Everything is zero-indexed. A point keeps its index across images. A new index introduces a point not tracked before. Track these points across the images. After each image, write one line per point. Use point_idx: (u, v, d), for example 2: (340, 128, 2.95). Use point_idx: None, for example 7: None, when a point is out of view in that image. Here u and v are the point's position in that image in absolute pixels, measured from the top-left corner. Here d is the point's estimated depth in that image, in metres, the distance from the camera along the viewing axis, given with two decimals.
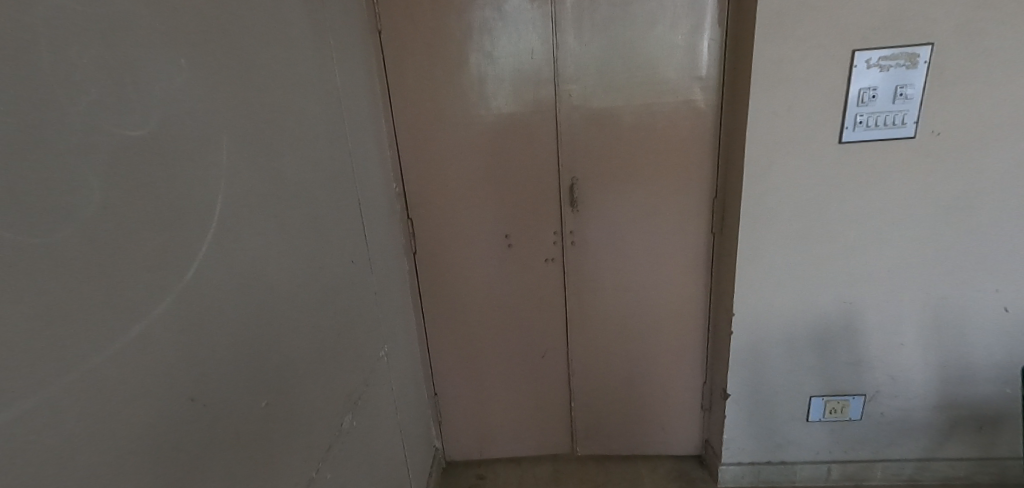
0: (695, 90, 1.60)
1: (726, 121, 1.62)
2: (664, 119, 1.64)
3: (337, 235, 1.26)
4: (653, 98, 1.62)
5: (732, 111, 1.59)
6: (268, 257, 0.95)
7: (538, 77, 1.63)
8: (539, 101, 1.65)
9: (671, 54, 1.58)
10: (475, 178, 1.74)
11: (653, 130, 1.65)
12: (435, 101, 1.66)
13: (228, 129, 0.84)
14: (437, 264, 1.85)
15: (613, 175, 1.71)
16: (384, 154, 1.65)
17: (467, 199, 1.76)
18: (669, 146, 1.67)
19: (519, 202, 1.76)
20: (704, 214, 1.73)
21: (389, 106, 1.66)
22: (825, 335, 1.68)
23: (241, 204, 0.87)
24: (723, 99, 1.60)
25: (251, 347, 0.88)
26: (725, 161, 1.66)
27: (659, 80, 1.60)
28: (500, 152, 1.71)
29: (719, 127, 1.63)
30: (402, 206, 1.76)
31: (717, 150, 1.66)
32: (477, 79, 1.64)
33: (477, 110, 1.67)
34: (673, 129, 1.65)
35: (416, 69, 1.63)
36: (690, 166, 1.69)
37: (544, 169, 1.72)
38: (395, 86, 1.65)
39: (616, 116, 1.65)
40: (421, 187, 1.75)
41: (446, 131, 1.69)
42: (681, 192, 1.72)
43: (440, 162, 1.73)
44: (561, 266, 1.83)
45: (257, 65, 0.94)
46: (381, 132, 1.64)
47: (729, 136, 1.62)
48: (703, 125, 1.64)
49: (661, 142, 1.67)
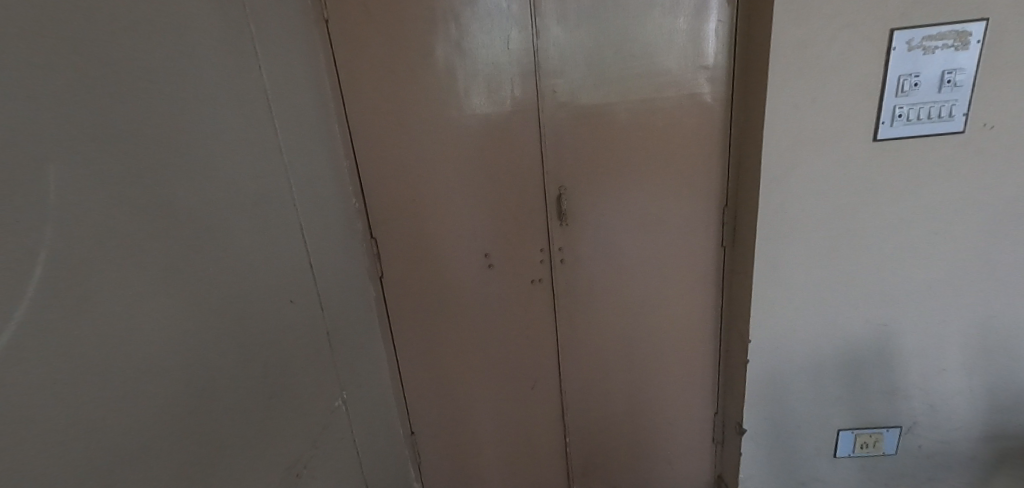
0: (701, 82, 1.37)
1: (739, 116, 1.38)
2: (664, 117, 1.41)
3: (267, 273, 1.02)
4: (651, 91, 1.39)
5: (745, 106, 1.35)
6: (137, 322, 0.72)
7: (516, 71, 1.39)
8: (519, 100, 1.42)
9: (672, 40, 1.34)
10: (447, 191, 1.50)
11: (652, 130, 1.42)
12: (396, 103, 1.42)
13: (50, 156, 0.62)
14: (408, 289, 1.61)
15: (607, 183, 1.48)
16: (337, 166, 1.42)
17: (439, 214, 1.53)
18: (672, 148, 1.44)
19: (499, 216, 1.52)
20: (714, 225, 1.50)
21: (343, 110, 1.42)
22: (855, 362, 1.46)
23: (69, 258, 0.63)
24: (734, 91, 1.37)
25: (93, 453, 0.65)
26: (737, 164, 1.43)
27: (659, 71, 1.37)
28: (476, 159, 1.47)
29: (730, 125, 1.40)
30: (363, 224, 1.52)
31: (727, 152, 1.43)
32: (443, 75, 1.39)
33: (446, 111, 1.43)
34: (676, 128, 1.41)
35: (373, 65, 1.39)
36: (696, 171, 1.46)
37: (525, 178, 1.48)
38: (349, 85, 1.40)
39: (609, 115, 1.41)
40: (385, 203, 1.51)
41: (411, 137, 1.45)
42: (686, 200, 1.49)
43: (406, 173, 1.48)
44: (550, 287, 1.60)
45: (111, 66, 0.70)
46: (332, 141, 1.40)
47: (743, 134, 1.38)
48: (711, 122, 1.40)
49: (662, 144, 1.43)
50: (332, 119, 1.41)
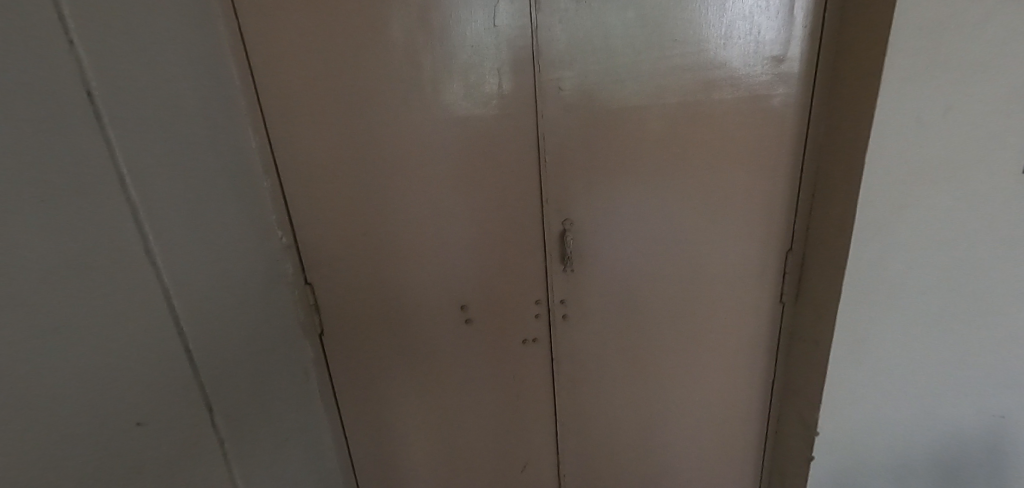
0: (767, 81, 0.97)
1: (818, 130, 0.99)
2: (713, 128, 1.01)
3: (102, 387, 0.61)
4: (696, 93, 0.99)
5: (832, 116, 0.95)
6: None
7: (504, 59, 0.98)
8: (509, 100, 1.01)
9: (730, 20, 0.94)
10: (409, 222, 1.09)
11: (695, 145, 1.03)
12: (337, 102, 1.00)
13: None
14: (358, 351, 1.20)
15: (627, 216, 1.09)
16: (248, 188, 1.00)
17: (399, 254, 1.12)
18: (719, 170, 1.04)
19: (482, 256, 1.12)
20: (769, 276, 1.12)
21: (261, 110, 1.01)
22: (958, 462, 1.08)
23: None
24: (813, 96, 0.97)
25: None
26: (811, 195, 1.03)
27: (708, 64, 0.96)
28: (449, 180, 1.06)
29: (805, 142, 1.00)
30: (295, 266, 1.12)
31: (799, 178, 1.03)
32: (404, 62, 0.98)
33: (407, 113, 1.01)
34: (728, 145, 1.02)
35: (300, 46, 0.97)
36: (751, 203, 1.06)
37: (516, 206, 1.08)
38: (267, 75, 0.98)
39: (635, 123, 1.01)
40: (325, 238, 1.10)
41: (358, 150, 1.04)
42: (735, 242, 1.10)
43: (351, 198, 1.07)
44: (548, 349, 1.20)
45: None
46: (241, 154, 0.99)
47: (824, 156, 0.99)
48: (778, 136, 1.01)
49: (705, 165, 1.04)
50: (240, 122, 0.99)
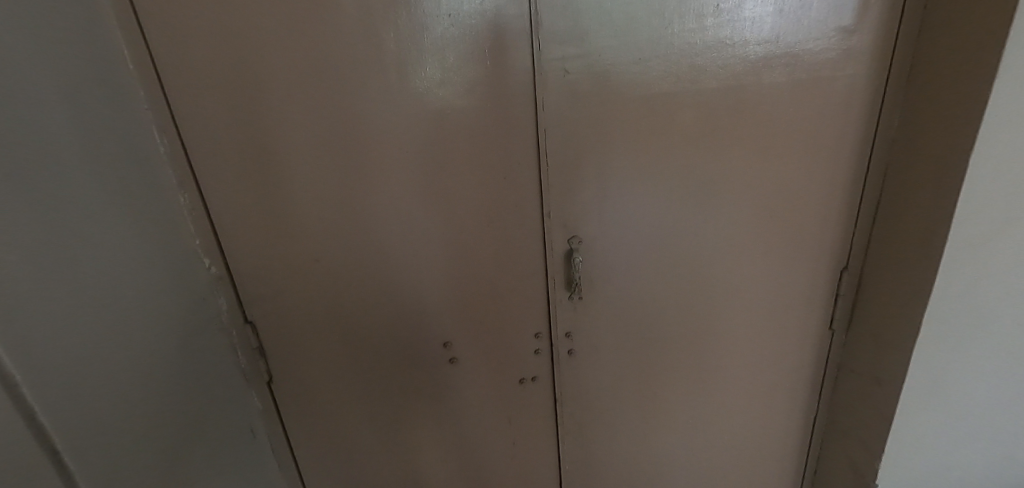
0: (830, 59, 0.76)
1: (891, 122, 0.79)
2: (759, 121, 0.80)
3: None
4: (739, 76, 0.77)
5: (913, 104, 0.75)
6: None
7: (491, 37, 0.75)
8: (500, 90, 0.78)
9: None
10: (376, 244, 0.86)
11: (733, 145, 0.82)
12: (273, 91, 0.75)
13: None
14: (317, 399, 0.98)
15: (648, 231, 0.88)
16: (152, 208, 0.75)
17: (366, 283, 0.89)
18: (762, 175, 0.84)
19: (468, 284, 0.90)
20: (818, 298, 0.92)
21: (166, 105, 0.75)
22: None
23: None
24: (887, 79, 0.76)
25: None
26: (876, 201, 0.84)
27: (754, 38, 0.75)
28: (424, 190, 0.84)
29: (874, 136, 0.80)
30: (230, 301, 0.88)
31: (862, 183, 0.83)
32: (361, 38, 0.74)
33: (368, 108, 0.78)
34: (774, 144, 0.82)
35: (212, 19, 0.71)
36: (799, 215, 0.86)
37: (510, 221, 0.86)
38: (168, 57, 0.72)
39: (659, 117, 0.80)
40: (268, 265, 0.86)
41: (306, 154, 0.80)
42: (777, 258, 0.90)
43: (299, 215, 0.84)
44: (549, 389, 1.00)
45: None
46: (140, 163, 0.73)
47: (898, 154, 0.79)
48: (836, 132, 0.80)
49: (744, 170, 0.84)
50: (137, 119, 0.73)
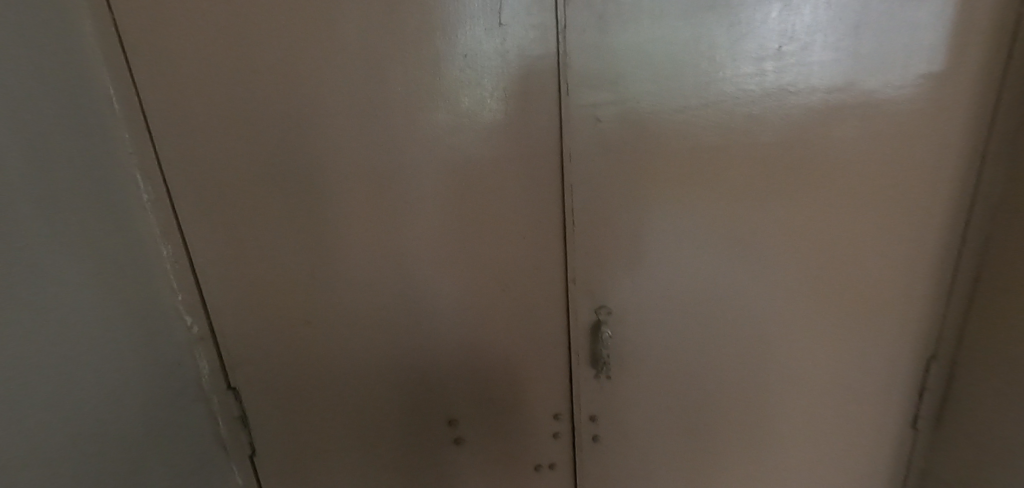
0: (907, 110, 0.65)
1: (994, 182, 0.68)
2: (823, 179, 0.69)
3: None
4: (800, 128, 0.66)
5: (1023, 169, 0.65)
6: None
7: (511, 85, 0.66)
8: (520, 141, 0.69)
9: (862, 17, 0.61)
10: (377, 305, 0.77)
11: (791, 209, 0.70)
12: (270, 137, 0.68)
13: None
14: (304, 475, 0.87)
15: (688, 305, 0.75)
16: (122, 263, 0.66)
17: (366, 347, 0.79)
18: (823, 243, 0.72)
19: (478, 356, 0.79)
20: (891, 382, 0.78)
21: (150, 151, 0.68)
22: None
23: None
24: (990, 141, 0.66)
25: None
26: (976, 273, 0.72)
27: (819, 85, 0.65)
28: (433, 249, 0.74)
29: (973, 197, 0.69)
30: (212, 364, 0.78)
31: (957, 251, 0.71)
32: (366, 79, 0.66)
33: (372, 159, 0.69)
34: (838, 208, 0.70)
35: (204, 60, 0.64)
36: (864, 289, 0.74)
37: (527, 287, 0.75)
38: (156, 99, 0.65)
39: (705, 174, 0.69)
40: (258, 326, 0.78)
41: (303, 207, 0.72)
42: (843, 337, 0.76)
43: (294, 271, 0.75)
44: (568, 479, 0.86)
45: None
46: (116, 214, 0.66)
47: (1003, 219, 0.68)
48: (910, 197, 0.69)
49: (803, 237, 0.71)
50: (117, 165, 0.66)
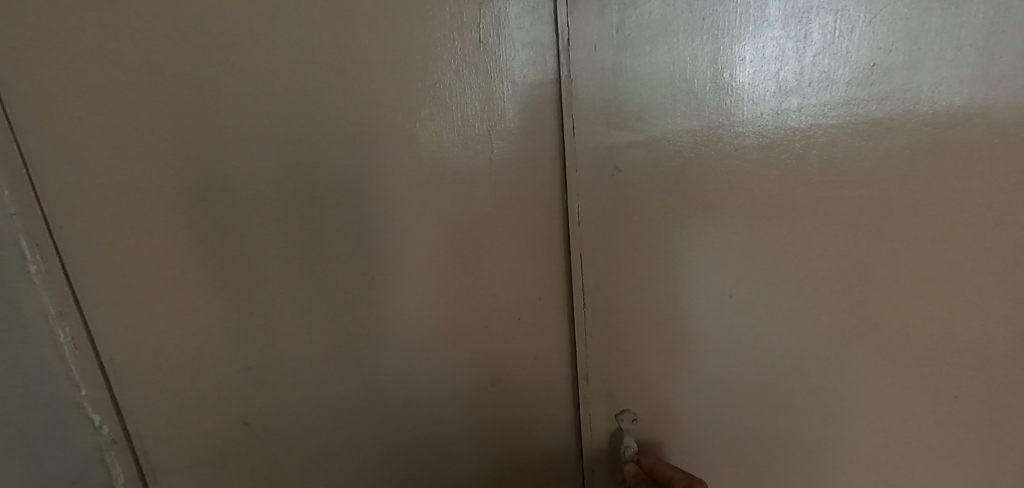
0: (1002, 145, 0.51)
1: None
2: (901, 238, 0.53)
3: None
4: (878, 167, 0.51)
5: None
6: None
7: (497, 126, 0.51)
8: (505, 198, 0.53)
9: (964, 26, 0.48)
10: (341, 398, 0.61)
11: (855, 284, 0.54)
12: (195, 195, 0.55)
13: None
14: None
15: (733, 408, 0.58)
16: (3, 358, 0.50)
17: (325, 451, 0.63)
18: (894, 327, 0.56)
19: (461, 463, 0.63)
20: None
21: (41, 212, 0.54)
22: None
23: None
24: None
25: None
26: None
27: (892, 123, 0.50)
28: (400, 331, 0.58)
29: None
30: (129, 474, 0.62)
31: None
32: (312, 116, 0.52)
33: (324, 223, 0.55)
34: (911, 283, 0.54)
35: (117, 103, 0.52)
36: (948, 384, 0.57)
37: (522, 377, 0.59)
38: (52, 151, 0.52)
39: (746, 242, 0.53)
40: (185, 428, 0.62)
41: (237, 279, 0.57)
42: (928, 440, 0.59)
43: (232, 358, 0.60)
44: None
45: None
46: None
47: None
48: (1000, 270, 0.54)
49: (870, 319, 0.55)
50: None
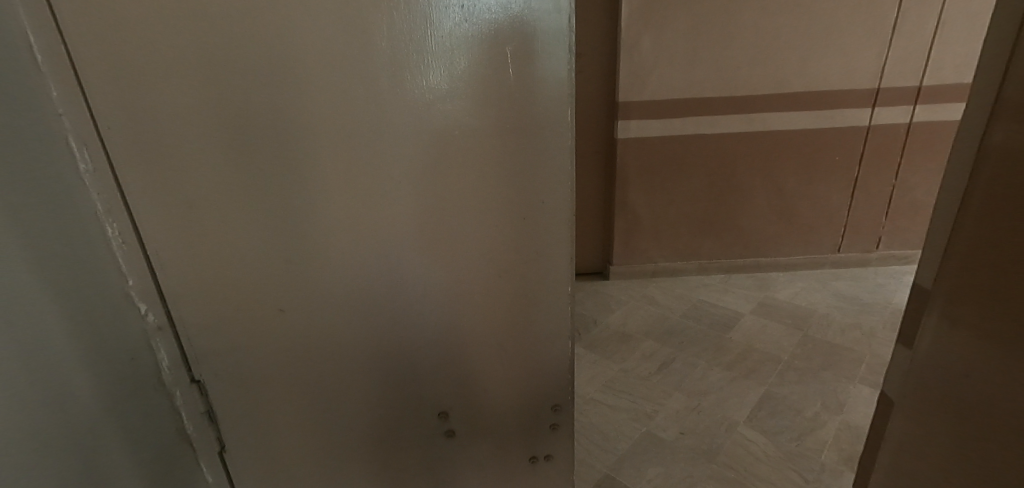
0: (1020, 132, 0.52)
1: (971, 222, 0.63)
2: None
3: None
4: None
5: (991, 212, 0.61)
6: None
7: (511, 47, 0.59)
8: (513, 112, 0.62)
9: None
10: (360, 290, 0.69)
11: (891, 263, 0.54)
12: (230, 102, 0.57)
13: None
14: (280, 468, 0.80)
15: None
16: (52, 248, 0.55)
17: (345, 342, 0.72)
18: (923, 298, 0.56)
19: (465, 344, 0.75)
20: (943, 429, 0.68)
21: (82, 112, 0.55)
22: None
23: None
24: (1016, 97, 0.58)
25: None
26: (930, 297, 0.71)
27: None
28: (418, 230, 0.67)
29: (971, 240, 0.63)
30: (173, 356, 0.69)
31: (945, 274, 0.68)
32: (350, 37, 0.56)
33: (355, 134, 0.61)
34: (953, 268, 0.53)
35: (154, 9, 0.52)
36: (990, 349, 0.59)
37: (517, 274, 0.72)
38: (88, 54, 0.53)
39: None
40: (224, 321, 0.69)
41: (271, 183, 0.62)
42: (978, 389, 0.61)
43: (260, 259, 0.66)
44: (561, 456, 0.87)
45: None
46: (41, 188, 0.54)
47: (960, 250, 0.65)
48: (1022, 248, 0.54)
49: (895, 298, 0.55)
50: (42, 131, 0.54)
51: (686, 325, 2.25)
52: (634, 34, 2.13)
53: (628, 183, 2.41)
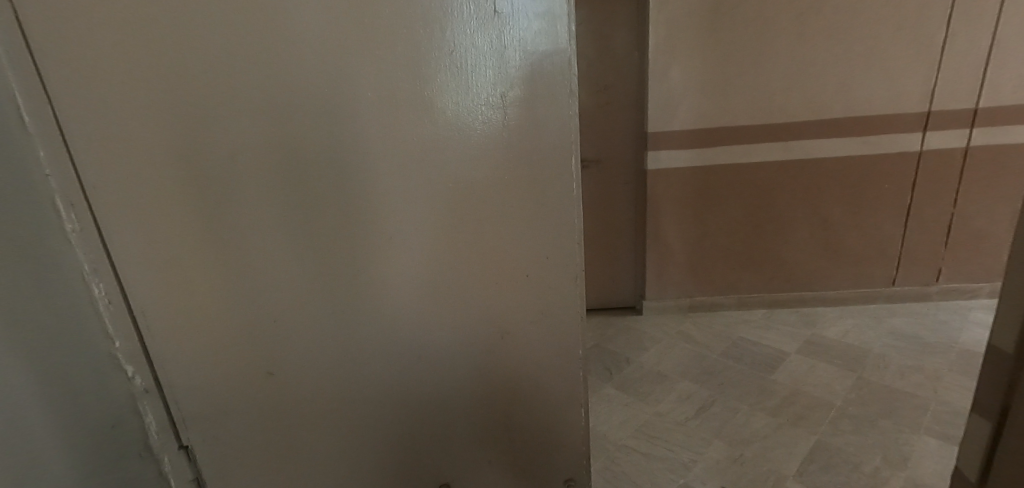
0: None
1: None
2: None
3: None
4: None
5: None
6: None
7: (508, 91, 0.55)
8: (512, 159, 0.57)
9: None
10: (353, 352, 0.65)
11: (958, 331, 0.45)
12: (216, 158, 0.55)
13: None
14: None
15: None
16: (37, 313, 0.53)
17: (338, 406, 0.67)
18: None
19: (469, 408, 0.69)
20: None
21: (68, 171, 0.54)
22: None
23: None
24: None
25: None
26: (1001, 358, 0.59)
27: None
28: (413, 288, 0.62)
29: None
30: (161, 420, 0.66)
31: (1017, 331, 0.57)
32: (336, 89, 0.53)
33: (344, 187, 0.57)
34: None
35: (140, 67, 0.51)
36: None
37: (522, 333, 0.65)
38: (76, 114, 0.52)
39: None
40: (211, 383, 0.65)
41: (258, 239, 0.59)
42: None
43: (251, 319, 0.62)
44: None
45: None
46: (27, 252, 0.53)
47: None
48: None
49: None
50: (30, 192, 0.52)
51: (725, 365, 2.09)
52: (660, 64, 2.08)
53: (659, 214, 2.32)
